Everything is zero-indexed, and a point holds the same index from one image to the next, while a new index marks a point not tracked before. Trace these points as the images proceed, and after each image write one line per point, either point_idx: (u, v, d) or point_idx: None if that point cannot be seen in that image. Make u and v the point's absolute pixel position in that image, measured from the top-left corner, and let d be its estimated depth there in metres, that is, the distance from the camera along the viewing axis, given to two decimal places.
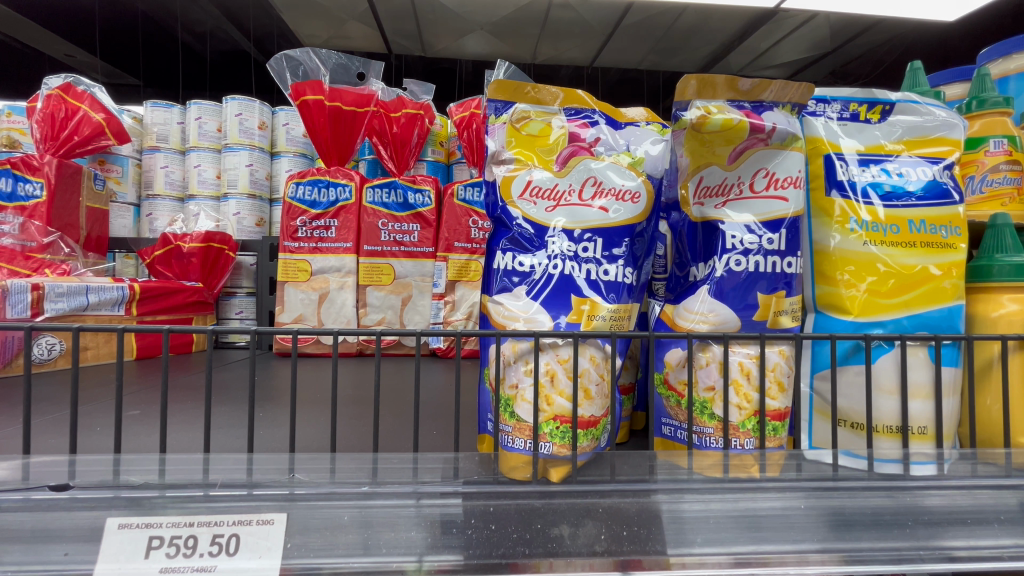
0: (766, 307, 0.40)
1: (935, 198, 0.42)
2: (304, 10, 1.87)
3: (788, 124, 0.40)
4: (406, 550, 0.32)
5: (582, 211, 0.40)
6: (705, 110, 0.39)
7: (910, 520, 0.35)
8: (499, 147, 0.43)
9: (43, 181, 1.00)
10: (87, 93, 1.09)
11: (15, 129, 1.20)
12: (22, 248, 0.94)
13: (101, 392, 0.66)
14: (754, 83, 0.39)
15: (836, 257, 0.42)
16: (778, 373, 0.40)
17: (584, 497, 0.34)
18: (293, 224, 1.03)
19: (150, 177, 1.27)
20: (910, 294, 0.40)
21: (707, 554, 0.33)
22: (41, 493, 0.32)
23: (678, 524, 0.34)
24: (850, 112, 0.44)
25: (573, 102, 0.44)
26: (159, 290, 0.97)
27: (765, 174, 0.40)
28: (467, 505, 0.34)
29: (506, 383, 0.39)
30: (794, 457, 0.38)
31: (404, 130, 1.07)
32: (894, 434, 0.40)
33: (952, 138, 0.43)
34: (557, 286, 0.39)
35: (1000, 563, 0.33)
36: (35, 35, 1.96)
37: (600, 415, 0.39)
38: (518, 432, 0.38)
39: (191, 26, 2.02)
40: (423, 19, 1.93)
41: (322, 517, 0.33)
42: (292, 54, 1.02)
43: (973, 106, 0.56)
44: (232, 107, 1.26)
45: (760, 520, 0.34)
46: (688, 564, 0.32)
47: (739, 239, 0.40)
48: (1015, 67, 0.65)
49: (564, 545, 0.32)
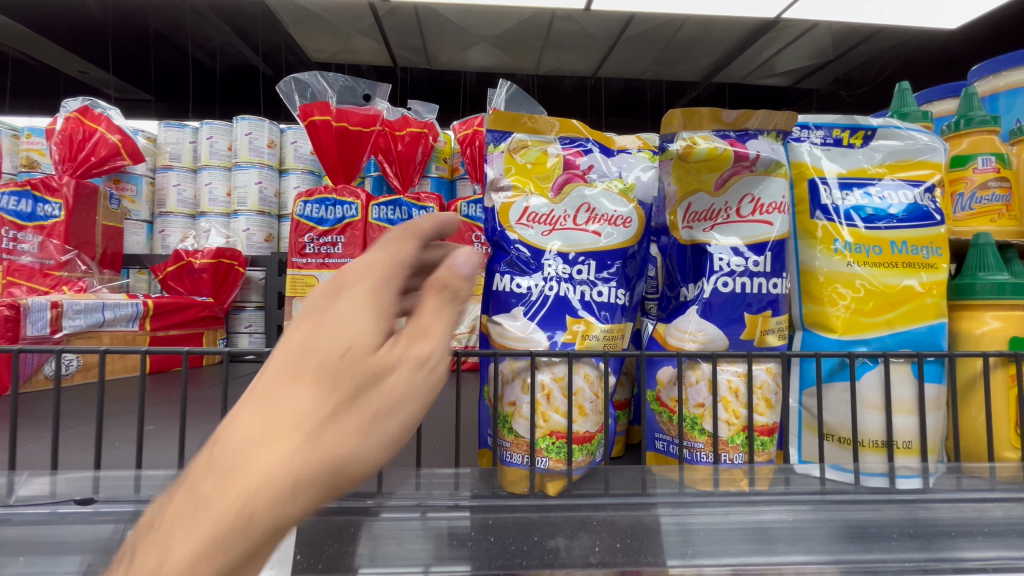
0: (753, 326, 0.42)
1: (916, 220, 0.43)
2: (312, 25, 1.93)
3: (771, 151, 0.42)
4: (411, 561, 0.34)
5: (576, 235, 0.42)
6: (691, 141, 0.42)
7: (896, 531, 0.36)
8: (497, 176, 0.45)
9: (62, 202, 1.03)
10: (104, 115, 1.11)
11: (34, 150, 1.25)
12: (40, 265, 0.99)
13: (119, 407, 0.68)
14: (738, 114, 0.41)
15: (822, 278, 0.43)
16: (766, 390, 0.41)
17: (579, 510, 0.36)
18: (301, 241, 1.06)
19: (163, 195, 1.31)
20: (891, 313, 0.42)
21: (705, 564, 0.34)
22: (66, 507, 0.34)
23: (686, 535, 0.35)
24: (834, 137, 0.46)
25: (568, 132, 0.46)
26: (174, 304, 1.00)
27: (750, 200, 0.42)
28: (474, 518, 0.36)
29: (504, 400, 0.41)
30: (781, 471, 0.40)
31: (408, 148, 1.09)
32: (879, 448, 0.41)
33: (933, 162, 0.45)
34: (553, 306, 0.41)
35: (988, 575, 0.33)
36: (52, 54, 2.04)
37: (594, 431, 0.41)
38: (516, 447, 0.40)
39: (202, 42, 2.14)
40: (429, 33, 1.98)
41: (326, 533, 0.34)
42: (301, 77, 1.04)
43: (962, 124, 0.59)
44: (243, 126, 1.30)
45: (772, 532, 0.36)
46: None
47: (726, 261, 0.42)
48: (1005, 84, 0.68)
49: (560, 556, 0.34)
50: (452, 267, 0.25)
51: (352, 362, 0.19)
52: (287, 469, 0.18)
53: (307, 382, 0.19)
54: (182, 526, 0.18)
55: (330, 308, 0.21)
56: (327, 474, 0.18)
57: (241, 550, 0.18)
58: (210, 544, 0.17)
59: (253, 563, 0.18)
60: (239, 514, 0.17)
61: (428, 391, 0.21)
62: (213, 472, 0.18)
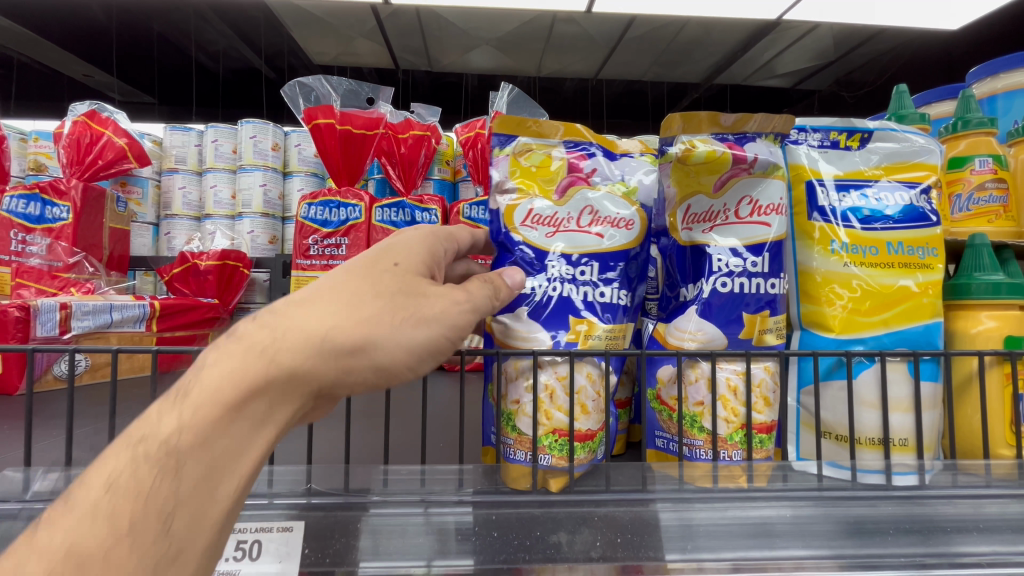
0: (751, 325, 0.42)
1: (912, 221, 0.44)
2: (315, 29, 1.94)
3: (769, 153, 0.42)
4: (415, 556, 0.35)
5: (579, 237, 0.43)
6: (689, 144, 0.42)
7: (891, 528, 0.37)
8: (502, 178, 0.45)
9: (70, 204, 1.04)
10: (111, 118, 1.13)
11: (42, 154, 1.26)
12: (49, 267, 1.01)
13: (127, 406, 0.69)
14: (736, 118, 0.42)
15: (819, 278, 0.44)
16: (764, 388, 0.42)
17: (581, 506, 0.37)
18: (305, 243, 1.08)
19: (169, 198, 1.32)
20: (888, 312, 0.43)
21: (706, 560, 0.35)
22: None
23: (688, 531, 0.36)
24: (830, 140, 0.46)
25: (571, 136, 0.46)
26: (179, 306, 1.02)
27: (749, 202, 0.43)
28: (477, 513, 0.37)
29: (507, 399, 0.42)
30: (780, 468, 0.40)
31: (411, 150, 1.10)
32: (876, 445, 0.42)
33: (929, 164, 0.45)
34: (556, 307, 0.42)
35: (981, 570, 0.34)
36: (57, 58, 2.06)
37: (596, 429, 0.41)
38: (520, 444, 0.41)
39: (205, 45, 2.18)
40: (431, 35, 1.99)
41: (333, 528, 0.36)
42: (305, 81, 1.05)
43: (959, 126, 0.60)
44: (248, 129, 1.32)
45: (772, 528, 0.36)
46: (687, 570, 0.34)
47: (725, 261, 0.42)
48: (1002, 87, 0.69)
49: (562, 551, 0.35)
50: (503, 280, 0.37)
51: (417, 280, 0.30)
52: (330, 322, 0.26)
53: (370, 277, 0.29)
54: (236, 346, 0.25)
55: (403, 247, 0.32)
56: (353, 340, 0.26)
57: (266, 373, 0.24)
58: (248, 362, 0.24)
59: (266, 389, 0.24)
60: (286, 343, 0.25)
61: (456, 320, 0.31)
62: (268, 320, 0.26)
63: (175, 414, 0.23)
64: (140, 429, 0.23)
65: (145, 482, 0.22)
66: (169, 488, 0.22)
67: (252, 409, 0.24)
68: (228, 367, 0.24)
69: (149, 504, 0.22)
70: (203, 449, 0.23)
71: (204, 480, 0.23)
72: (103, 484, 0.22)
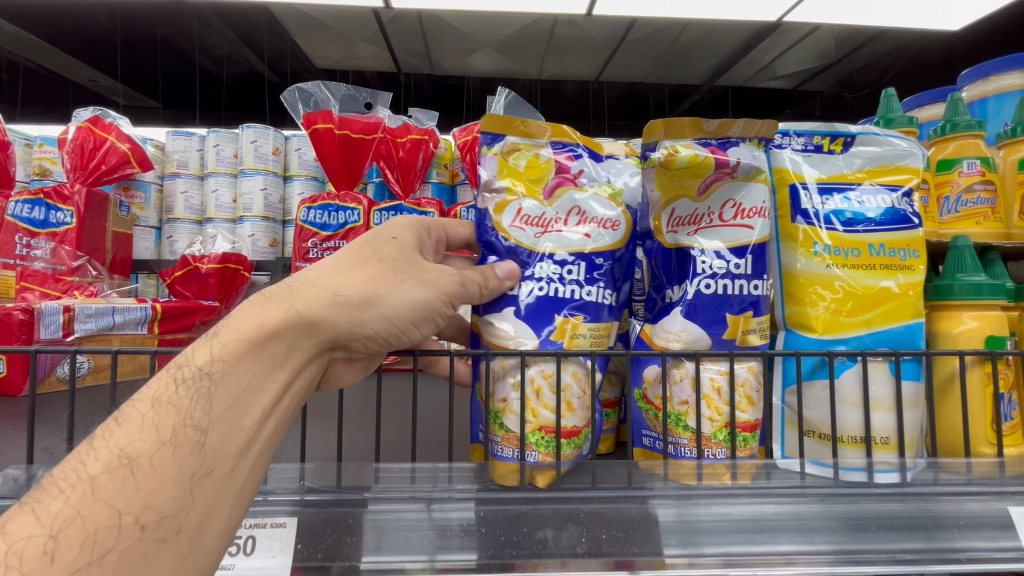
0: (734, 326, 0.43)
1: (893, 223, 0.45)
2: (316, 32, 1.96)
3: (751, 158, 0.43)
4: (415, 551, 0.36)
5: (567, 237, 0.44)
6: (672, 149, 0.43)
7: (872, 525, 0.38)
8: (490, 177, 0.46)
9: (73, 209, 1.05)
10: (115, 124, 1.14)
11: (46, 159, 1.28)
12: (53, 271, 1.03)
13: None
14: (719, 123, 0.43)
15: (803, 279, 0.45)
16: (747, 388, 0.43)
17: (567, 503, 0.38)
18: (304, 246, 1.10)
19: (171, 202, 1.34)
20: (869, 313, 0.44)
21: (707, 554, 0.37)
22: None
23: (691, 530, 0.37)
24: (814, 144, 0.47)
25: (559, 136, 0.46)
26: (181, 308, 1.03)
27: (732, 205, 0.44)
28: (482, 510, 0.37)
29: (495, 397, 0.43)
30: (764, 466, 0.41)
31: (409, 154, 1.11)
32: (858, 444, 0.43)
33: (911, 167, 0.46)
34: (543, 306, 0.43)
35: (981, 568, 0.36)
36: (61, 62, 2.09)
37: (581, 426, 0.42)
38: (507, 441, 0.42)
39: (208, 50, 2.20)
40: (432, 38, 2.01)
41: (325, 525, 0.37)
42: (304, 86, 1.07)
43: (948, 129, 0.61)
44: (249, 134, 1.33)
45: (772, 527, 0.38)
46: (680, 565, 0.36)
47: (709, 263, 0.43)
48: (993, 89, 0.70)
49: (548, 547, 0.36)
50: (496, 271, 0.43)
51: (410, 252, 0.41)
52: (331, 289, 0.36)
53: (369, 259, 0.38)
54: (259, 303, 0.34)
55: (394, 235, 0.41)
56: (356, 296, 0.36)
57: (277, 326, 0.33)
58: (264, 319, 0.33)
59: (276, 337, 0.33)
60: (298, 301, 0.35)
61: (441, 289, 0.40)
62: (281, 291, 0.35)
63: (208, 352, 0.32)
64: (180, 360, 0.32)
65: (185, 399, 0.30)
66: (204, 406, 0.30)
67: (268, 353, 0.33)
68: (251, 319, 0.33)
69: (187, 416, 0.30)
70: (231, 379, 0.32)
71: (231, 402, 0.31)
72: (150, 401, 0.30)
